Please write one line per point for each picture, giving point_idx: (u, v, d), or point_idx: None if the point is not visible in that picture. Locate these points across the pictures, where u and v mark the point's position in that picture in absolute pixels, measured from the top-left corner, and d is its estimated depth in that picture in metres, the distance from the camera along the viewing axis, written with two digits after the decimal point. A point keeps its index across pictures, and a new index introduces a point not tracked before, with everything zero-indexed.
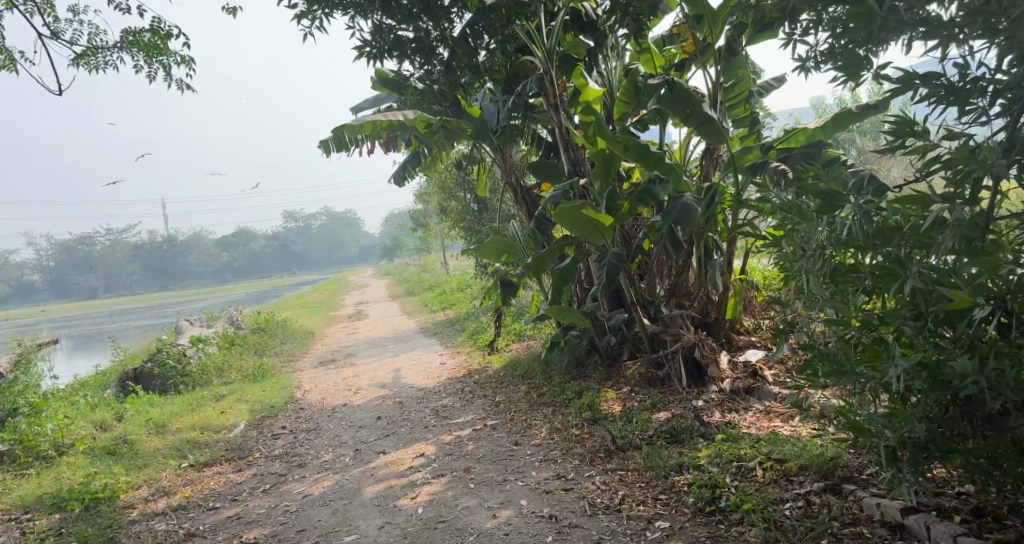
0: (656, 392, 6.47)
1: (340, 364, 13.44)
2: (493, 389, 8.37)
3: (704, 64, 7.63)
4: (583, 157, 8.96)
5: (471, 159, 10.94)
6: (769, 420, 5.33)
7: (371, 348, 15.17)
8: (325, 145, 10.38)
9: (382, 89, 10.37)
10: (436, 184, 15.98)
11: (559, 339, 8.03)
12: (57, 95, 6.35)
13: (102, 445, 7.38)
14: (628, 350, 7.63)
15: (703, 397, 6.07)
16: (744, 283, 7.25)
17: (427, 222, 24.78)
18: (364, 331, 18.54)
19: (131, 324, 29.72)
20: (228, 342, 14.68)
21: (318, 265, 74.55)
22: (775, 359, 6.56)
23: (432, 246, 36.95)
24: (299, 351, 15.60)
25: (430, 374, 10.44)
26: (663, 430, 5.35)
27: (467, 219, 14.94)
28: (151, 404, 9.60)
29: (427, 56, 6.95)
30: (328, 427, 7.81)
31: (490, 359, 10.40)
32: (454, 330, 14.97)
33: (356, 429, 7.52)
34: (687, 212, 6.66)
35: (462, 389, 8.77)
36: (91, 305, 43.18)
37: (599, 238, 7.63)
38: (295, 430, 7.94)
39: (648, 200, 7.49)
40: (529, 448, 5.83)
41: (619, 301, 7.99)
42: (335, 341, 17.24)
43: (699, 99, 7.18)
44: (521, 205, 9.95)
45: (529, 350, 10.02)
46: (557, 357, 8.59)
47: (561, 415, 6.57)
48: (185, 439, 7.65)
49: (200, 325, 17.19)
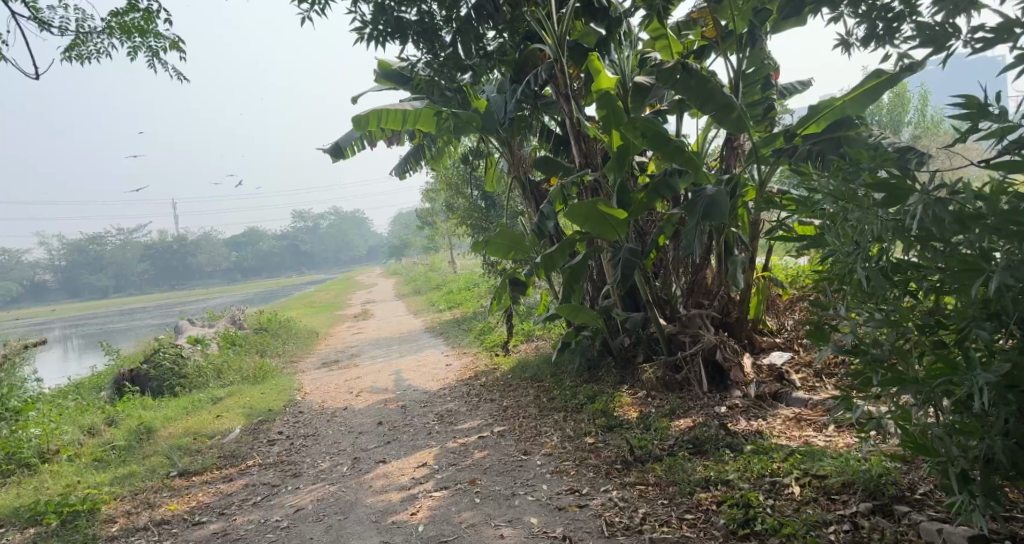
0: (674, 398, 6.03)
1: (343, 365, 13.14)
2: (501, 392, 7.98)
3: (726, 50, 7.22)
4: (594, 149, 8.40)
5: (478, 153, 10.56)
6: (800, 429, 4.91)
7: (375, 348, 14.85)
8: (331, 151, 10.02)
9: (385, 82, 9.96)
10: (442, 181, 15.60)
11: (570, 340, 7.61)
12: (33, 80, 5.83)
13: (88, 452, 7.46)
14: (644, 352, 7.21)
15: (726, 403, 5.64)
16: (768, 280, 6.77)
17: (435, 220, 24.44)
18: (370, 331, 18.24)
19: (137, 323, 29.83)
20: (229, 343, 14.58)
21: (326, 264, 74.38)
22: (802, 361, 6.10)
23: (439, 245, 36.54)
24: (302, 351, 15.33)
25: (435, 376, 10.08)
26: (686, 439, 4.93)
27: (474, 216, 14.57)
28: (146, 408, 9.73)
29: (430, 39, 6.59)
30: (327, 433, 7.61)
31: (497, 360, 10.03)
32: (461, 329, 14.61)
33: (356, 437, 7.24)
34: (716, 201, 6.26)
35: (468, 393, 8.39)
36: (98, 304, 43.29)
37: (613, 235, 7.21)
38: (293, 436, 7.75)
39: (666, 193, 7.06)
40: (539, 458, 5.43)
41: (634, 302, 7.57)
42: (339, 341, 16.96)
43: (720, 85, 6.70)
44: (529, 201, 9.55)
45: (538, 351, 9.63)
46: (568, 359, 8.18)
47: (574, 421, 6.17)
48: (177, 445, 7.49)
49: (203, 326, 17.03)
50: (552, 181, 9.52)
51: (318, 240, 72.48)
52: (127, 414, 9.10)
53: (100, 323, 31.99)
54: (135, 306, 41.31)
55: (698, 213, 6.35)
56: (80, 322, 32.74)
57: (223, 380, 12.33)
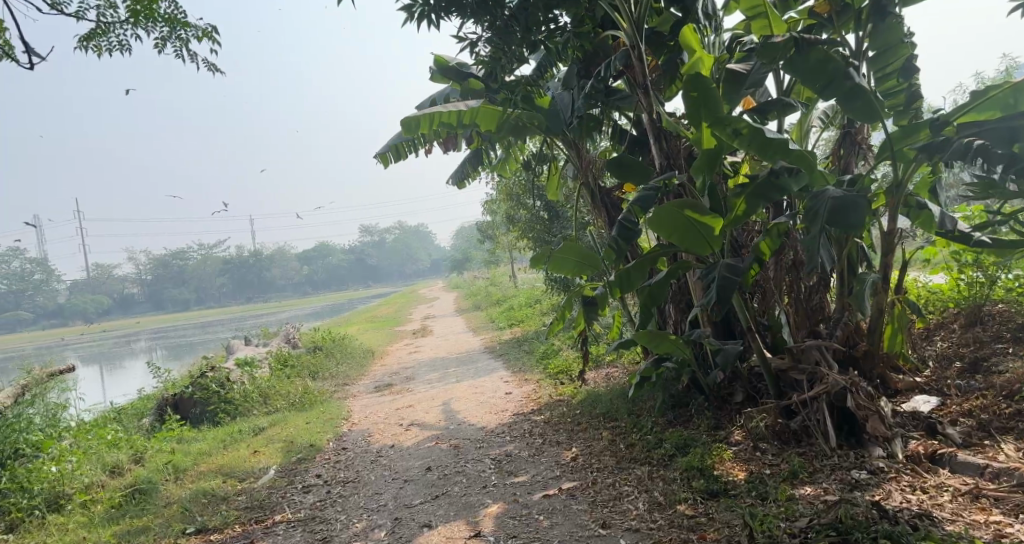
0: (791, 455, 4.80)
1: (396, 388, 12.30)
2: (569, 433, 6.87)
3: (840, 30, 5.91)
4: (679, 149, 7.07)
5: (541, 158, 9.45)
6: (988, 514, 3.76)
7: (431, 369, 13.96)
8: (378, 149, 9.04)
9: (441, 79, 8.97)
10: (503, 192, 14.56)
11: (649, 374, 6.35)
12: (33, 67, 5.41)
13: (113, 499, 7.38)
14: (743, 389, 5.97)
15: (866, 465, 4.41)
16: (904, 305, 5.35)
17: (496, 233, 23.50)
18: (428, 349, 17.38)
19: (201, 336, 30.22)
20: (280, 362, 14.07)
21: (389, 277, 74.41)
22: (958, 408, 4.77)
23: (499, 258, 35.55)
24: (355, 371, 14.64)
25: (493, 406, 9.06)
26: (826, 520, 3.81)
27: (536, 227, 13.50)
28: (183, 442, 9.70)
29: (490, 11, 5.86)
30: (367, 479, 6.93)
31: (562, 390, 8.92)
32: (521, 350, 13.54)
33: (399, 487, 6.41)
34: (847, 206, 5.12)
35: (531, 430, 7.33)
36: (166, 319, 44.23)
37: (701, 248, 5.90)
38: (331, 480, 7.19)
39: (772, 195, 5.74)
40: (622, 536, 4.37)
41: (727, 330, 6.32)
42: (395, 360, 16.19)
43: (845, 61, 5.40)
44: (599, 211, 8.33)
45: (610, 381, 8.46)
46: (648, 395, 6.98)
47: (663, 478, 5.04)
48: (201, 492, 7.17)
49: (257, 345, 16.63)
50: (626, 188, 8.31)
51: (380, 253, 72.63)
52: (156, 450, 9.16)
53: (170, 335, 32.44)
54: (201, 320, 41.97)
55: (824, 219, 5.19)
56: (151, 335, 33.34)
57: (270, 404, 11.70)
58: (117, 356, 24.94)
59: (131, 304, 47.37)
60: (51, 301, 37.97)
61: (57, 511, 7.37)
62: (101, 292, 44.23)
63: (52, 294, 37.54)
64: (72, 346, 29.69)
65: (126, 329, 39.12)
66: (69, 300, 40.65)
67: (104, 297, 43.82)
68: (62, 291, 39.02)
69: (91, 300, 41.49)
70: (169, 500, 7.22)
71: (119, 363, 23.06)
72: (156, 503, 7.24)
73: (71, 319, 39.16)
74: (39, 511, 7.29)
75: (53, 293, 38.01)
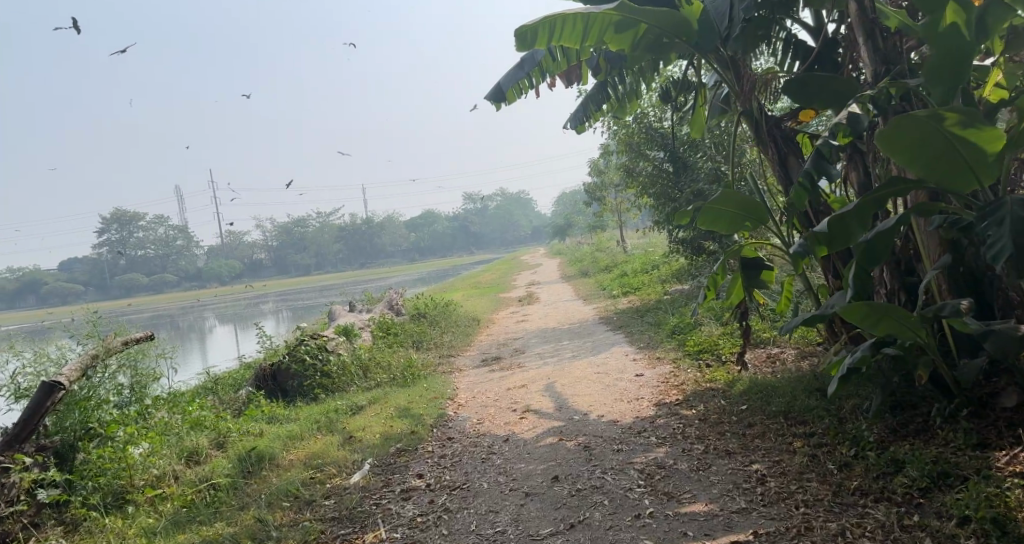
0: None
1: (507, 363, 10.86)
2: (740, 438, 5.17)
3: None
4: (898, 49, 5.10)
5: (684, 86, 7.57)
6: None
7: (544, 341, 12.44)
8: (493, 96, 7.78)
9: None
10: (622, 140, 12.66)
11: (862, 365, 4.54)
12: None
13: (183, 498, 6.22)
14: (1018, 389, 4.23)
15: None
16: None
17: (604, 195, 21.63)
18: (539, 318, 15.88)
19: (316, 299, 30.08)
20: (384, 330, 12.90)
21: (491, 243, 73.63)
22: None
23: (606, 222, 33.47)
24: (462, 340, 13.32)
25: (626, 392, 7.42)
26: None
27: (661, 182, 11.64)
28: (274, 424, 8.56)
29: None
30: (479, 488, 5.46)
31: (711, 375, 7.20)
32: (645, 322, 11.79)
33: (520, 505, 4.89)
34: None
35: (685, 430, 5.67)
36: (285, 282, 44.99)
37: (964, 183, 4.06)
38: (434, 484, 5.77)
39: None
40: None
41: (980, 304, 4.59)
42: (504, 329, 14.76)
43: None
44: (765, 147, 6.33)
45: (777, 367, 6.68)
46: (849, 390, 5.19)
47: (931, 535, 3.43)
48: (281, 493, 5.89)
49: (362, 311, 15.58)
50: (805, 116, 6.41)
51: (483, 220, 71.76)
52: (242, 433, 8.02)
53: (290, 297, 32.73)
54: (315, 285, 42.31)
55: None
56: (274, 297, 33.79)
57: (369, 379, 10.48)
58: (244, 316, 25.03)
59: (257, 269, 48.65)
60: (191, 266, 39.31)
61: (123, 509, 6.28)
62: (232, 256, 45.75)
63: (190, 258, 38.97)
64: (204, 305, 30.39)
65: (252, 291, 40.07)
66: (199, 262, 42.03)
67: (233, 260, 45.12)
68: (196, 254, 40.36)
69: (224, 263, 42.81)
70: (247, 502, 5.98)
71: (248, 322, 23.13)
72: (233, 504, 6.04)
73: (207, 280, 40.52)
74: (102, 509, 6.22)
75: (192, 256, 39.39)
